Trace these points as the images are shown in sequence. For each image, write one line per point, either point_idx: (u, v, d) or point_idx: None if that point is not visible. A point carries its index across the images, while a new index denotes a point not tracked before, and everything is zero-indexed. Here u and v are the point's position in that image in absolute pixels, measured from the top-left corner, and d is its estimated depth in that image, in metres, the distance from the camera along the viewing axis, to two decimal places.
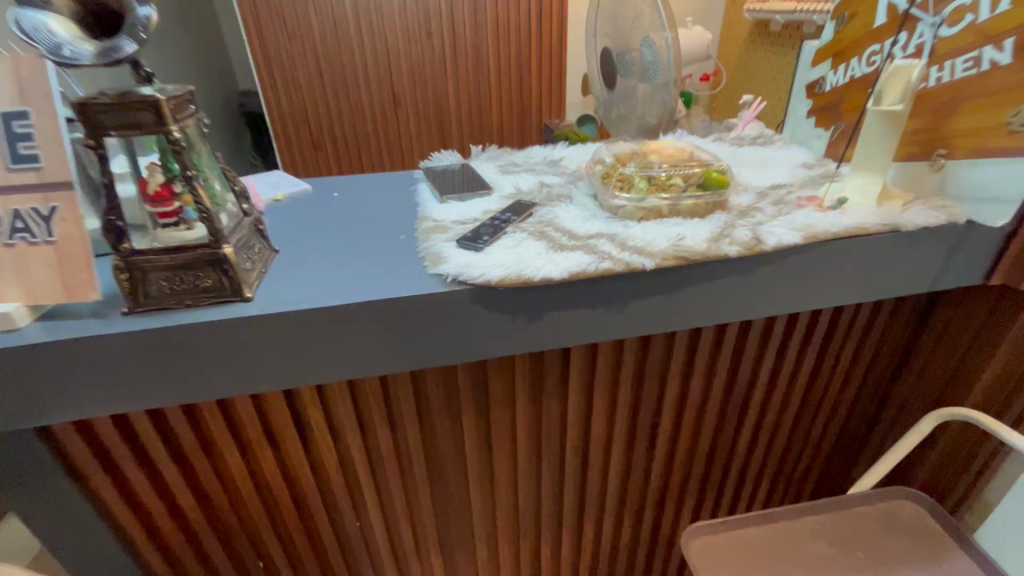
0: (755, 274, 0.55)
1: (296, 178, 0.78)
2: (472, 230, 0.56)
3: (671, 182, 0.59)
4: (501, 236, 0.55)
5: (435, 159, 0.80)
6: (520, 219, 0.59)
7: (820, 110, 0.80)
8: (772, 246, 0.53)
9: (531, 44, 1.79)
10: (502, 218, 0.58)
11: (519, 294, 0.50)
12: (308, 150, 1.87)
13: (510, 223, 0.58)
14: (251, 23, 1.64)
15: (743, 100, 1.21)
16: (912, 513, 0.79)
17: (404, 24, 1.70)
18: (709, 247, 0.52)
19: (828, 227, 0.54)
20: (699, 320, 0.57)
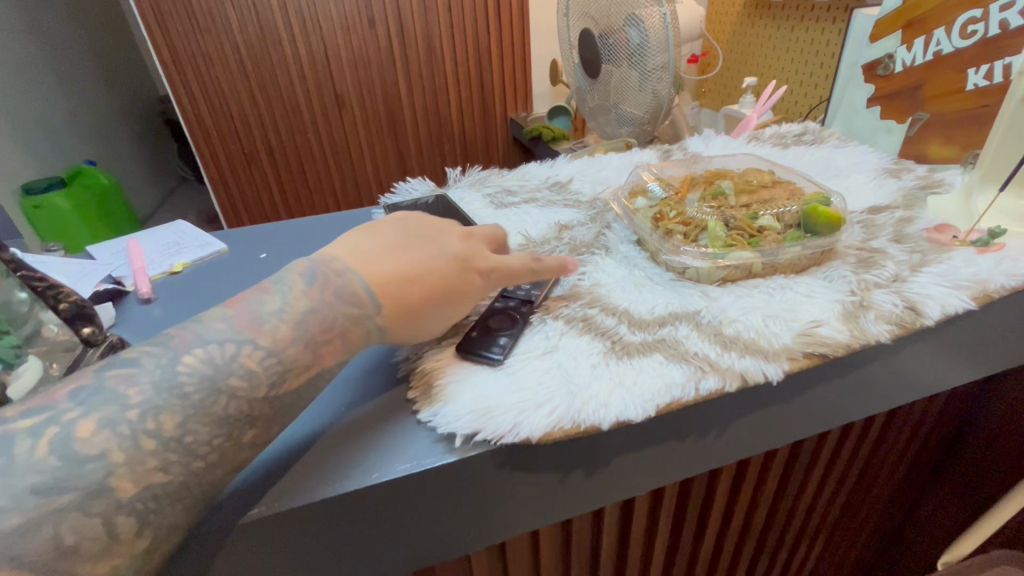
0: (903, 357, 0.37)
1: (202, 232, 0.55)
2: (476, 323, 0.36)
3: (759, 223, 0.41)
4: (524, 333, 0.35)
5: (400, 190, 0.59)
6: (545, 292, 0.39)
7: (886, 98, 0.63)
8: (936, 319, 0.35)
9: (491, 28, 1.57)
10: (518, 296, 0.38)
11: (574, 444, 0.30)
12: (240, 164, 1.60)
13: (532, 305, 0.38)
14: (150, 15, 1.35)
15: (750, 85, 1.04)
16: None
17: (341, 11, 1.44)
18: (851, 332, 0.34)
19: (1004, 281, 0.37)
20: (820, 427, 0.38)
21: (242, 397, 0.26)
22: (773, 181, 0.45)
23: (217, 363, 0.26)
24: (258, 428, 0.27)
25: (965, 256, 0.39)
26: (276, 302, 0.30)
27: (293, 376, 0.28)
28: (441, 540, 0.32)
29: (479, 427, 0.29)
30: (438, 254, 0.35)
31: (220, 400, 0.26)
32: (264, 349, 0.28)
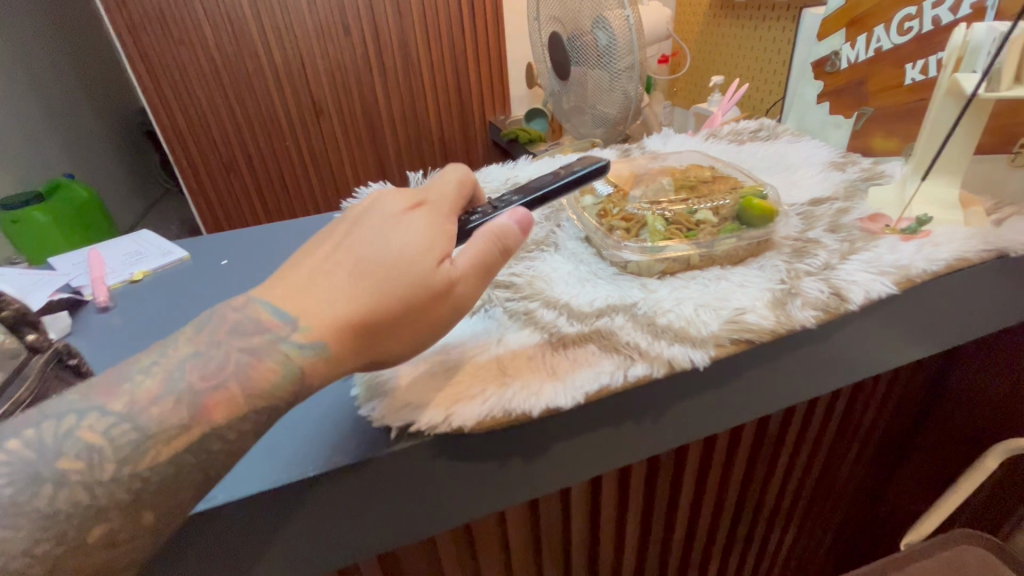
0: (831, 340, 0.39)
1: (162, 243, 0.55)
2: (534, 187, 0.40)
3: (696, 217, 0.42)
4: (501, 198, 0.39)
5: (361, 195, 0.60)
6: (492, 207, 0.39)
7: (834, 93, 0.65)
8: (860, 303, 0.37)
9: (466, 33, 1.58)
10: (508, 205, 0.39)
11: (512, 433, 0.32)
12: (219, 173, 1.60)
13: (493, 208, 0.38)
14: (123, 28, 1.35)
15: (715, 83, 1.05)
16: (979, 563, 0.67)
17: (315, 20, 1.45)
18: (778, 318, 0.35)
19: (925, 265, 0.39)
20: (757, 411, 0.40)
21: (81, 477, 0.23)
22: (714, 177, 0.47)
23: (47, 443, 0.23)
24: (113, 520, 0.23)
25: (891, 244, 0.41)
26: (150, 358, 0.26)
27: (162, 442, 0.24)
28: (385, 530, 0.33)
29: (414, 420, 0.30)
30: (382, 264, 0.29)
31: (48, 491, 0.23)
32: (116, 417, 0.24)
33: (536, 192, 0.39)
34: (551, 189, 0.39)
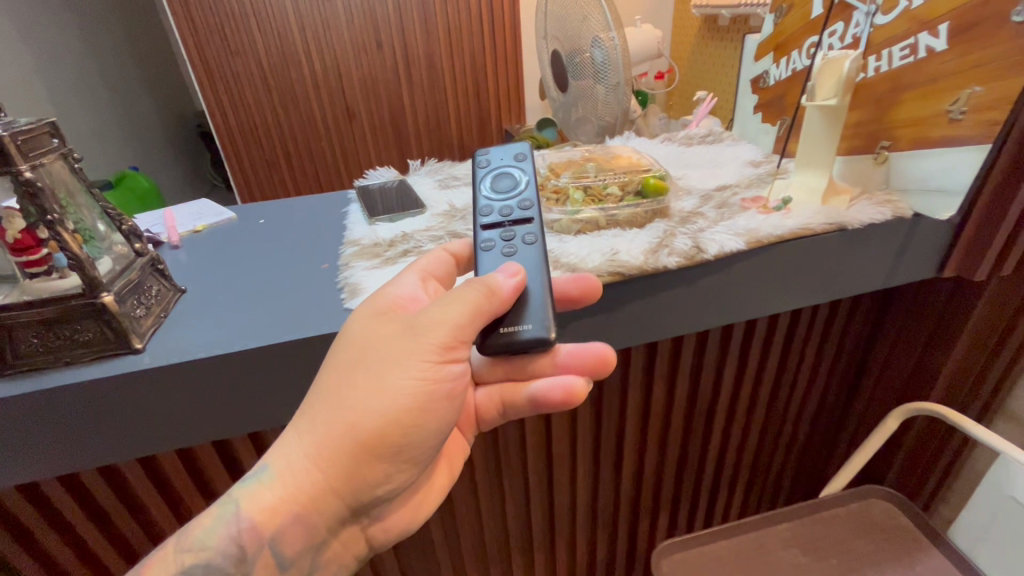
0: (697, 283, 0.52)
1: (218, 207, 0.72)
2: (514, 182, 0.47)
3: (607, 192, 0.57)
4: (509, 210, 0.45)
5: (370, 177, 0.76)
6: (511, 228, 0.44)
7: (765, 106, 0.78)
8: (714, 254, 0.50)
9: (486, 49, 1.75)
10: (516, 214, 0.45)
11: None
12: (262, 169, 1.81)
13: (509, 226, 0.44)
14: (190, 40, 1.57)
15: (698, 97, 1.08)
16: (883, 511, 0.76)
17: (352, 35, 1.64)
18: (646, 260, 0.49)
19: (772, 231, 0.52)
20: (644, 336, 0.53)
21: None
22: (628, 166, 0.62)
23: None
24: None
25: (752, 217, 0.54)
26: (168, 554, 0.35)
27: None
28: None
29: None
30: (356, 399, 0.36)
31: None
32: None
33: (519, 189, 0.46)
34: (530, 179, 0.47)
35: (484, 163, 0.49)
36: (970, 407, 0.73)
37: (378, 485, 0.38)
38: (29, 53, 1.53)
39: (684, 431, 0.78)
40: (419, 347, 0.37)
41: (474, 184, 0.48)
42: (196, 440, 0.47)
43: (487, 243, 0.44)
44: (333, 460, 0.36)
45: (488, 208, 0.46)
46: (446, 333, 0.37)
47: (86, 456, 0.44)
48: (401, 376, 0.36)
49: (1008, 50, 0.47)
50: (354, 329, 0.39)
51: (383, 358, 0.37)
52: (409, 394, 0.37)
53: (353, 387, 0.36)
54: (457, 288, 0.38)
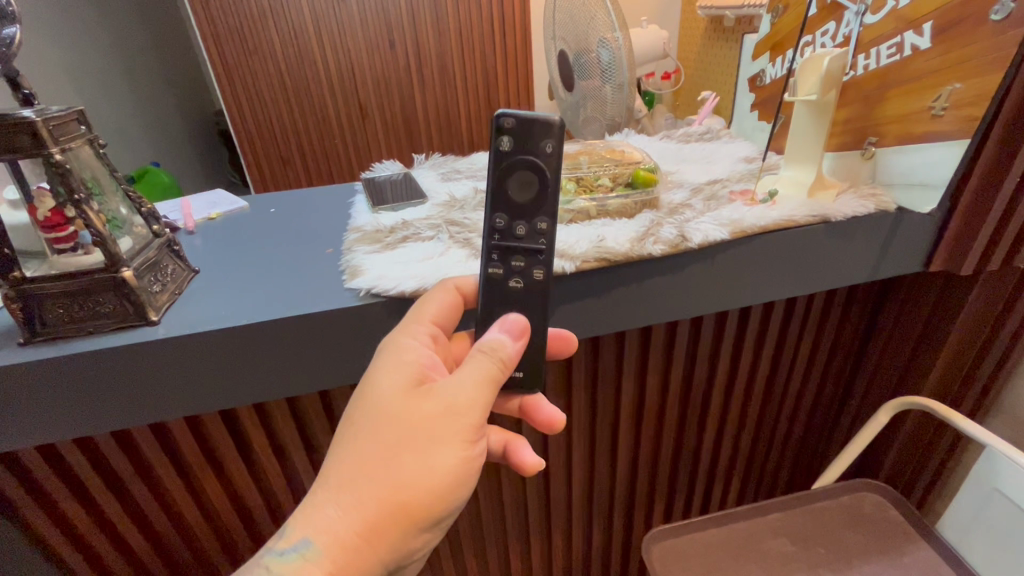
0: (682, 271, 0.54)
1: (232, 196, 0.76)
2: (536, 197, 0.43)
3: (598, 183, 0.61)
4: (524, 235, 0.43)
5: (376, 169, 0.79)
6: (521, 256, 0.43)
7: (762, 104, 0.80)
8: (698, 242, 0.51)
9: (497, 48, 1.77)
10: (529, 242, 0.43)
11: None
12: (277, 165, 1.86)
13: (520, 253, 0.43)
14: (209, 39, 1.62)
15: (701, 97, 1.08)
16: (874, 505, 0.77)
17: (365, 35, 1.68)
18: (632, 247, 0.51)
19: (756, 221, 0.54)
20: (631, 322, 0.56)
21: None
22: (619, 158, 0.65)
23: None
24: None
25: (736, 209, 0.56)
26: None
27: None
28: (359, 363, 0.51)
29: (375, 286, 0.49)
30: (406, 477, 0.35)
31: None
32: None
33: (538, 207, 0.44)
34: (554, 193, 0.43)
35: (508, 147, 0.43)
36: (962, 403, 0.73)
37: (414, 555, 0.37)
38: (56, 53, 1.59)
39: (678, 421, 0.80)
40: (458, 426, 0.37)
41: (495, 175, 0.43)
42: (205, 409, 0.50)
43: (496, 266, 0.43)
44: (382, 535, 0.34)
45: (501, 221, 0.44)
46: (480, 410, 0.38)
47: (106, 420, 0.48)
48: (447, 454, 0.36)
49: (987, 47, 0.48)
50: (387, 401, 0.37)
51: (428, 434, 0.36)
52: (451, 469, 0.36)
53: (401, 463, 0.35)
54: (482, 359, 0.39)
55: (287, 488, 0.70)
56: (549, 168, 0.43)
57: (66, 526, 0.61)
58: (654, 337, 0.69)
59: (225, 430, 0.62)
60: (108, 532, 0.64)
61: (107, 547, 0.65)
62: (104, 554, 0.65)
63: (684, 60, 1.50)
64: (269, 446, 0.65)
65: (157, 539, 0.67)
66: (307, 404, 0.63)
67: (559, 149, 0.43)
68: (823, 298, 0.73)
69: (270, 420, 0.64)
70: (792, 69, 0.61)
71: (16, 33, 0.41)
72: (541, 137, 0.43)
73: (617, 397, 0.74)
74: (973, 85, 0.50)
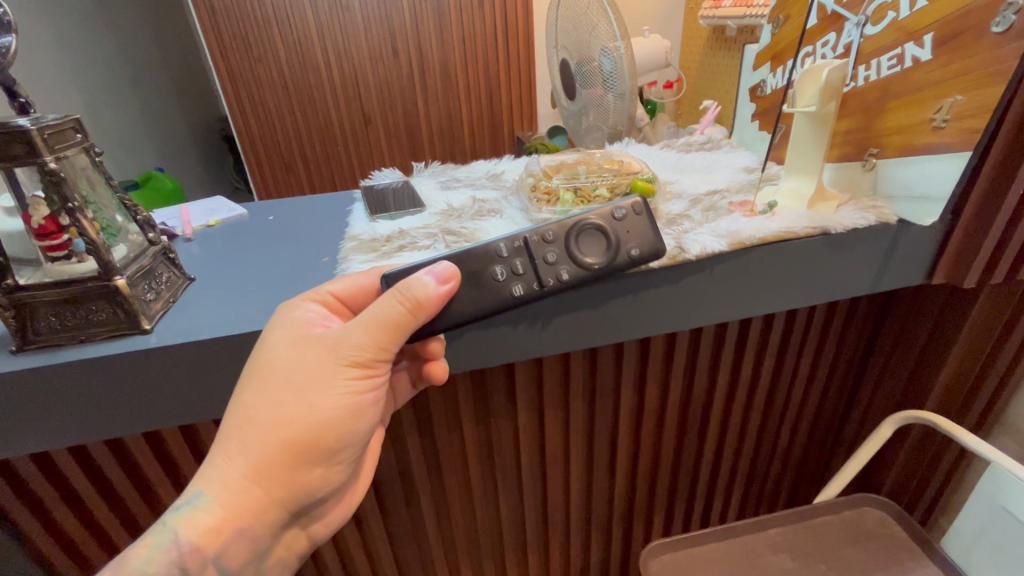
0: (679, 283, 0.53)
1: (231, 204, 0.76)
2: (593, 261, 0.46)
3: (596, 193, 0.61)
4: (541, 257, 0.46)
5: (375, 178, 0.79)
6: (521, 260, 0.46)
7: (762, 114, 0.79)
8: (696, 254, 0.51)
9: (500, 57, 1.78)
10: (535, 263, 0.46)
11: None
12: (280, 171, 1.86)
13: (518, 261, 0.46)
14: (214, 46, 1.63)
15: (704, 106, 1.08)
16: (876, 521, 0.76)
17: (369, 42, 1.69)
18: None
19: (754, 232, 0.53)
20: (628, 333, 0.55)
21: None
22: (618, 169, 0.66)
23: None
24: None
25: (733, 220, 0.56)
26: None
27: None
28: None
29: None
30: (296, 421, 0.40)
31: None
32: None
33: (581, 266, 0.46)
34: (596, 273, 0.46)
35: (621, 219, 0.47)
36: (965, 418, 0.72)
37: (316, 483, 0.43)
38: (62, 61, 1.60)
39: (678, 432, 0.79)
40: (349, 365, 0.41)
41: (590, 219, 0.47)
42: (198, 417, 0.50)
43: (507, 249, 0.46)
44: (265, 473, 0.39)
45: (548, 236, 0.47)
46: (372, 350, 0.41)
47: (97, 429, 0.48)
48: (335, 392, 0.40)
49: (987, 60, 0.48)
50: (277, 355, 0.40)
51: (316, 382, 0.40)
52: (341, 407, 0.41)
53: (288, 408, 0.40)
54: (376, 309, 0.40)
55: None
56: (623, 258, 0.46)
57: (57, 535, 0.61)
58: (654, 348, 0.68)
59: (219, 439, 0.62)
60: (101, 541, 0.64)
61: (98, 555, 0.64)
62: (94, 563, 0.65)
63: (687, 70, 1.50)
64: None
65: None
66: None
67: (637, 262, 0.47)
68: (826, 309, 0.72)
69: None
70: (791, 80, 0.61)
71: (12, 41, 0.41)
72: (646, 233, 0.47)
73: (614, 407, 0.73)
74: (975, 97, 0.49)
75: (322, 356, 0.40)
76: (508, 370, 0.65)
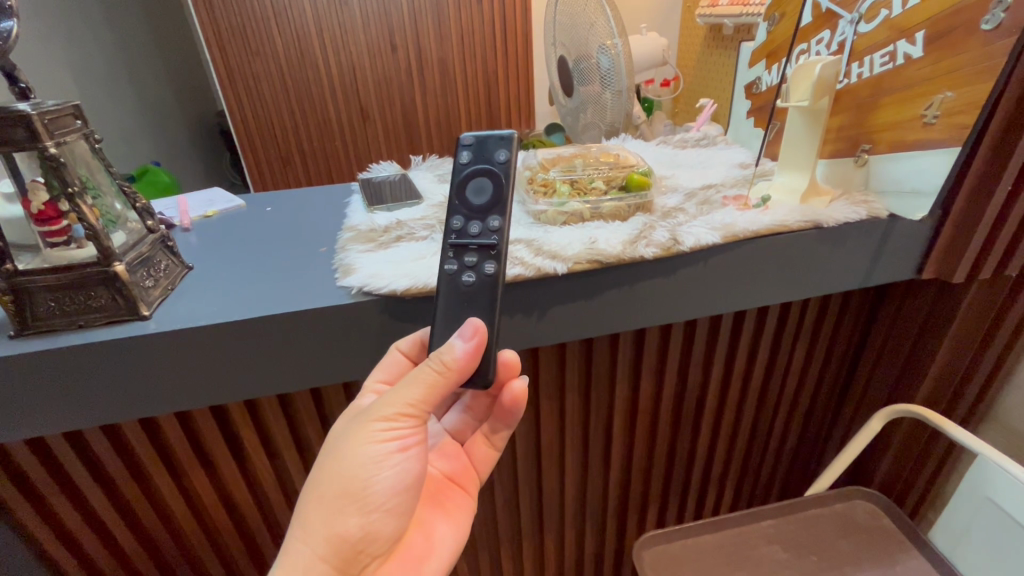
0: (673, 275, 0.54)
1: (229, 194, 0.76)
2: (493, 195, 0.45)
3: (593, 186, 0.61)
4: (476, 231, 0.45)
5: (373, 170, 0.79)
6: (472, 251, 0.44)
7: (757, 110, 0.80)
8: (690, 246, 0.52)
9: (498, 53, 1.78)
10: (480, 242, 0.44)
11: (425, 300, 0.50)
12: (277, 166, 1.86)
13: (469, 252, 0.44)
14: (212, 39, 1.62)
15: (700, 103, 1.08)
16: (867, 513, 0.77)
17: (368, 37, 1.69)
18: (624, 250, 0.51)
19: (747, 225, 0.54)
20: (623, 325, 0.56)
21: None
22: (615, 163, 0.66)
23: None
24: None
25: (727, 213, 0.57)
26: None
27: None
28: (350, 361, 0.52)
29: (367, 284, 0.49)
30: (351, 476, 0.41)
31: None
32: None
33: (495, 205, 0.45)
34: (507, 195, 0.45)
35: (468, 160, 0.47)
36: (954, 411, 0.73)
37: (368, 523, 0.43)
38: (58, 54, 1.59)
39: (672, 425, 0.80)
40: (387, 427, 0.41)
41: (455, 182, 0.46)
42: (197, 404, 0.50)
43: (451, 262, 0.44)
44: (314, 533, 0.41)
45: (458, 222, 0.46)
46: (407, 412, 0.41)
47: (96, 415, 0.48)
48: (381, 451, 0.41)
49: (977, 56, 0.49)
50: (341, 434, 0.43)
51: (363, 448, 0.41)
52: (388, 459, 0.42)
53: (347, 470, 0.41)
54: (414, 372, 0.40)
55: (278, 487, 0.70)
56: (507, 171, 0.45)
57: (54, 523, 0.61)
58: (648, 342, 0.69)
59: (216, 428, 0.62)
60: (99, 530, 0.65)
61: (95, 543, 0.64)
62: (90, 551, 0.65)
63: (685, 68, 1.51)
64: (260, 444, 0.65)
65: (146, 537, 0.67)
66: (298, 401, 0.63)
67: (512, 156, 0.46)
68: (818, 303, 0.73)
69: (262, 418, 0.64)
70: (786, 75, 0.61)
71: (13, 27, 0.41)
72: (502, 148, 0.46)
73: (609, 399, 0.74)
74: (964, 94, 0.50)
75: (371, 424, 0.41)
76: None
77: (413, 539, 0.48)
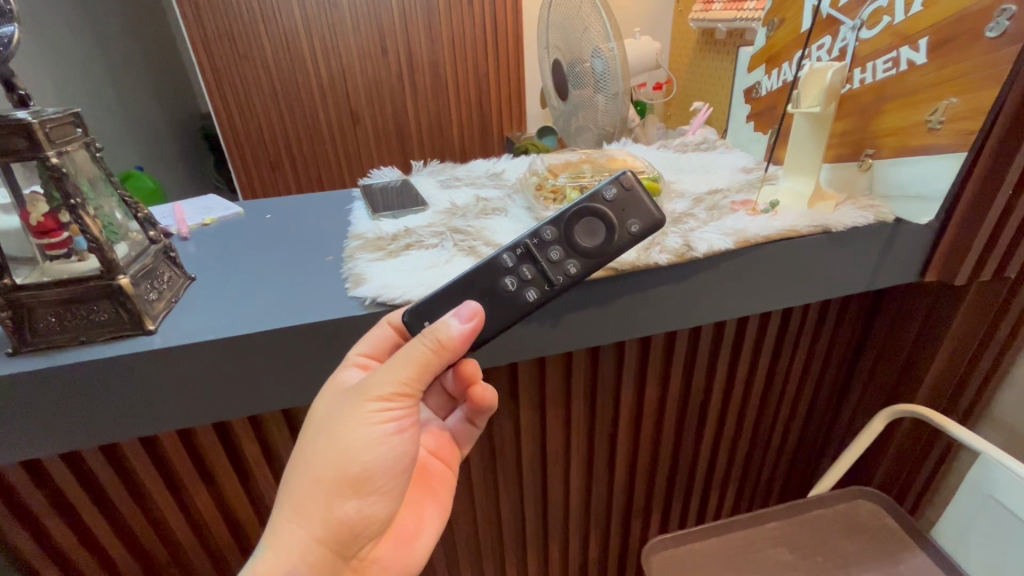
0: (685, 281, 0.54)
1: (226, 202, 0.74)
2: (590, 248, 0.45)
3: None
4: (544, 256, 0.45)
5: (374, 176, 0.78)
6: (530, 266, 0.45)
7: (758, 115, 0.81)
8: (703, 252, 0.52)
9: (490, 57, 1.78)
10: (540, 266, 0.45)
11: None
12: (266, 170, 1.83)
13: (523, 266, 0.45)
14: (198, 41, 1.59)
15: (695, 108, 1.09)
16: (869, 513, 0.78)
17: (358, 40, 1.68)
18: (639, 256, 0.51)
19: (759, 231, 0.54)
20: (634, 331, 0.55)
21: None
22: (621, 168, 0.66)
23: None
24: None
25: (736, 218, 0.57)
26: None
27: None
28: None
29: (381, 294, 0.48)
30: (342, 462, 0.39)
31: None
32: None
33: (583, 253, 0.45)
34: (601, 259, 0.45)
35: (612, 198, 0.46)
36: (952, 410, 0.75)
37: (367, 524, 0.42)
38: (38, 57, 1.55)
39: (677, 428, 0.80)
40: (379, 406, 0.40)
41: (582, 203, 0.46)
42: (202, 420, 0.48)
43: (512, 258, 0.45)
44: (330, 550, 0.39)
45: (548, 235, 0.46)
46: (401, 390, 0.40)
47: (96, 433, 0.46)
48: (373, 431, 0.40)
49: (982, 63, 0.50)
50: (324, 414, 0.41)
51: (354, 428, 0.40)
52: (382, 441, 0.40)
53: (335, 453, 0.39)
54: (407, 348, 0.39)
55: None
56: (620, 235, 0.45)
57: (48, 545, 0.59)
58: (655, 346, 0.69)
59: (218, 442, 0.60)
60: (94, 551, 0.62)
61: (90, 565, 0.62)
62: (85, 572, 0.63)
63: (676, 72, 1.53)
64: (264, 457, 0.63)
65: (144, 556, 0.65)
66: (302, 413, 0.61)
67: (642, 235, 0.45)
68: (820, 306, 0.74)
69: (266, 431, 0.62)
70: (795, 81, 0.62)
71: (13, 32, 0.39)
72: (648, 210, 0.45)
73: (616, 404, 0.74)
74: (969, 100, 0.51)
75: (360, 403, 0.40)
76: (513, 369, 0.65)
77: (403, 522, 0.48)
